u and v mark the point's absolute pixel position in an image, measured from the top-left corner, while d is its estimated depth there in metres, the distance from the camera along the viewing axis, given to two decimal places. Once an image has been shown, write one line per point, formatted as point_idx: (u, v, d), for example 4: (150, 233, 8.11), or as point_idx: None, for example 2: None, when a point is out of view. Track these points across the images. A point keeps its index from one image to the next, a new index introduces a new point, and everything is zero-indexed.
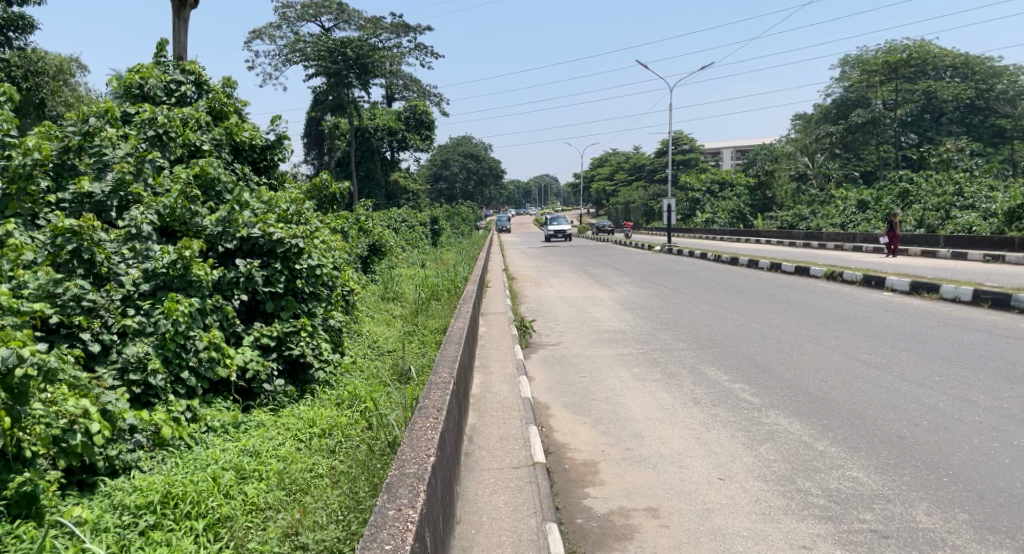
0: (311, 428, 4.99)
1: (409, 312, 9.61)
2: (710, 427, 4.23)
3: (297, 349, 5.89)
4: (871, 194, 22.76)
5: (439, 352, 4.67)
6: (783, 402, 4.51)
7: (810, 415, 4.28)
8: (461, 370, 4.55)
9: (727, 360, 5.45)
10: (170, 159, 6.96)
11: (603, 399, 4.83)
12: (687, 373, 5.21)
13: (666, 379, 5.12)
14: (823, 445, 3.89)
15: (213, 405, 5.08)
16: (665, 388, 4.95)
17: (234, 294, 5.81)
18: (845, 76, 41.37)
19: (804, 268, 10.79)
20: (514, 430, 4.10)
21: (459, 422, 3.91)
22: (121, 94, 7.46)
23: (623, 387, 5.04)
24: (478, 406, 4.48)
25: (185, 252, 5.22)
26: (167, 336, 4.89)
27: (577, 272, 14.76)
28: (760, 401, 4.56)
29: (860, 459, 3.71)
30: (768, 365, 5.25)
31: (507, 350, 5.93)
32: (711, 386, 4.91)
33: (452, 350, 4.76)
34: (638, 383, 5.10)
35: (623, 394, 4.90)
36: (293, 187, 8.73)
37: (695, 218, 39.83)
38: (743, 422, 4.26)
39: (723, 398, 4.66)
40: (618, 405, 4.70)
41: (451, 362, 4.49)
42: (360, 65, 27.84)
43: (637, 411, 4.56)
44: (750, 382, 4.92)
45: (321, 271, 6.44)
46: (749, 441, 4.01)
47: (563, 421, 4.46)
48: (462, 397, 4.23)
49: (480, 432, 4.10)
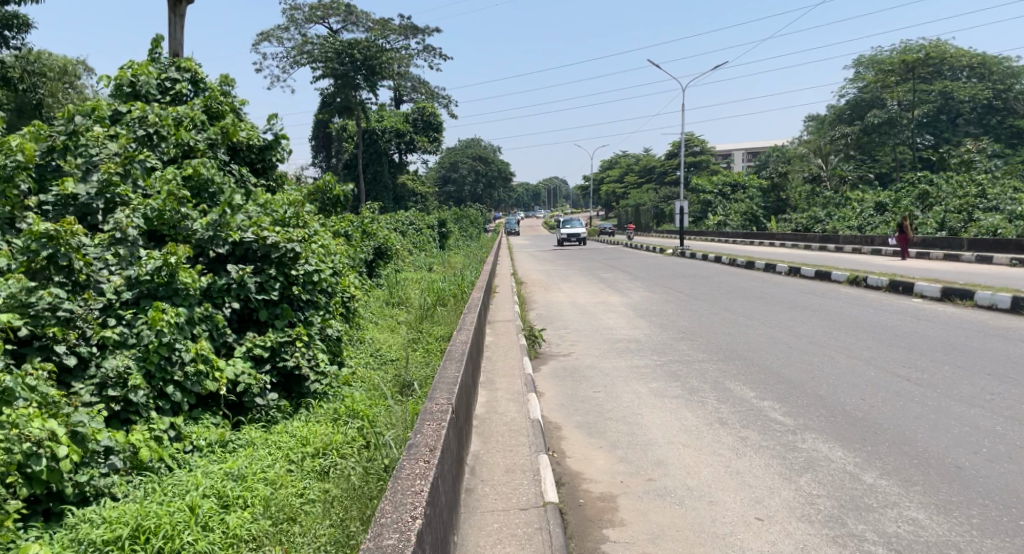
0: (303, 447, 4.64)
1: (414, 318, 9.27)
2: (741, 453, 3.85)
3: (292, 360, 5.56)
4: (889, 195, 22.27)
5: (437, 372, 4.31)
6: (818, 424, 4.13)
7: (851, 440, 3.91)
8: (464, 390, 4.20)
9: (752, 374, 5.07)
10: (163, 159, 6.63)
11: (619, 419, 4.46)
12: (710, 389, 4.84)
13: (687, 396, 4.74)
14: (871, 478, 3.51)
15: (200, 422, 4.74)
16: (687, 406, 4.58)
17: (225, 302, 5.46)
18: (860, 77, 40.82)
19: (825, 273, 10.40)
20: (522, 460, 3.73)
21: (459, 456, 3.55)
22: (113, 93, 7.15)
23: (641, 405, 4.66)
24: (482, 430, 4.12)
25: (170, 258, 4.87)
26: (150, 348, 4.54)
27: (588, 276, 14.40)
28: (793, 423, 4.18)
29: (917, 496, 3.33)
30: (797, 379, 4.86)
31: (515, 362, 5.57)
32: (737, 404, 4.53)
33: (455, 368, 4.40)
34: (657, 400, 4.72)
35: (642, 413, 4.53)
36: (294, 189, 8.40)
37: (708, 221, 39.37)
38: (778, 448, 3.88)
39: (752, 418, 4.28)
40: (636, 426, 4.33)
41: (451, 382, 4.13)
42: (368, 66, 27.53)
43: (658, 434, 4.18)
44: (779, 399, 4.54)
45: (319, 277, 6.10)
46: (786, 472, 3.63)
47: (577, 446, 4.09)
48: (464, 424, 3.87)
49: (483, 462, 3.73)
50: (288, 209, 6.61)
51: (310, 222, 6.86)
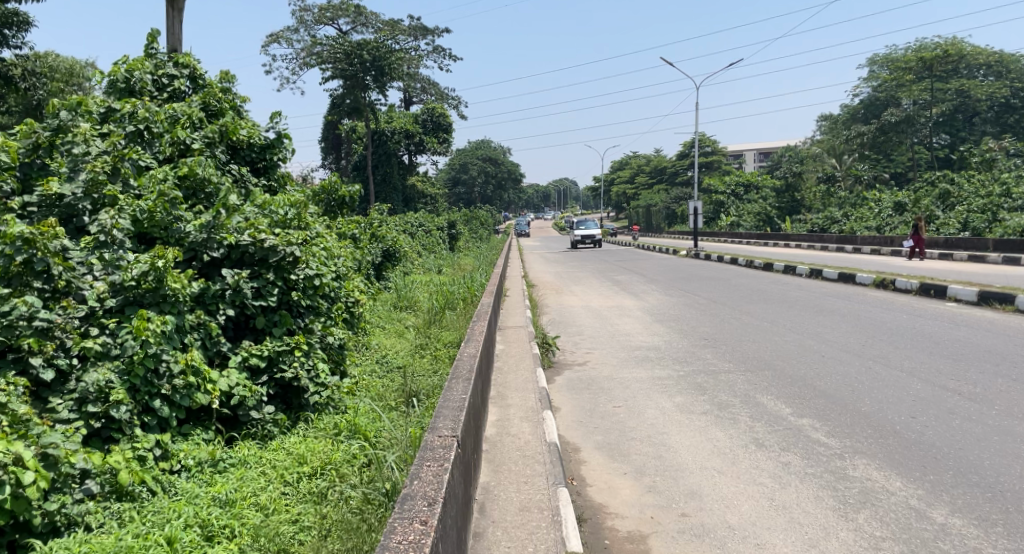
0: (300, 466, 4.30)
1: (422, 323, 8.91)
2: (785, 483, 3.49)
3: (290, 371, 5.21)
4: (908, 195, 21.77)
5: (441, 394, 3.94)
6: (867, 448, 3.77)
7: (910, 468, 3.53)
8: (472, 412, 3.83)
9: (785, 386, 4.71)
10: (157, 159, 6.33)
11: (644, 439, 4.11)
12: (742, 405, 4.47)
13: (717, 413, 4.38)
14: (941, 515, 3.13)
15: (190, 439, 4.41)
16: (717, 424, 4.22)
17: (219, 309, 5.14)
18: (875, 76, 40.26)
19: (849, 275, 9.99)
20: (538, 494, 3.35)
21: (466, 494, 3.17)
22: (107, 89, 6.85)
23: (666, 423, 4.31)
24: (493, 457, 3.75)
25: (158, 261, 4.51)
26: (134, 360, 4.20)
27: (601, 279, 14.02)
28: (838, 446, 3.81)
29: (998, 539, 2.94)
30: (836, 394, 4.49)
31: (528, 374, 5.22)
32: (774, 422, 4.17)
33: (461, 388, 4.03)
34: (684, 417, 4.36)
35: (668, 432, 4.17)
36: (297, 189, 8.06)
37: (721, 222, 38.89)
38: (825, 478, 3.51)
39: (792, 440, 3.92)
40: (664, 448, 3.97)
41: (457, 406, 3.77)
42: (377, 67, 27.22)
43: (689, 458, 3.82)
44: (820, 417, 4.18)
45: (320, 282, 5.76)
46: (839, 506, 3.26)
47: (599, 473, 3.74)
48: (471, 453, 3.50)
49: (494, 497, 3.36)
50: (289, 209, 6.27)
51: (311, 223, 6.52)
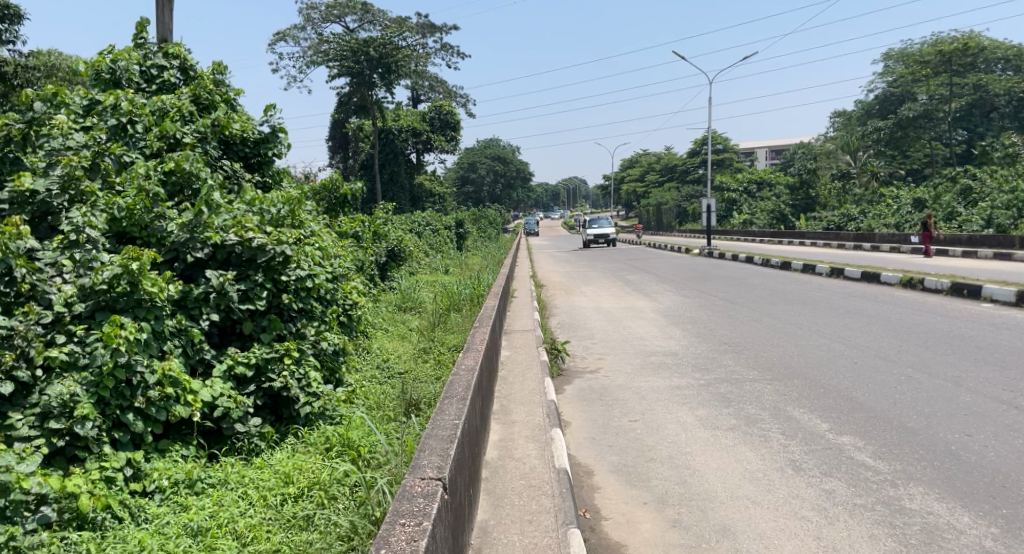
0: (285, 487, 3.92)
1: (425, 325, 8.52)
2: (831, 517, 3.09)
3: (279, 380, 4.81)
4: (928, 192, 21.19)
5: (433, 417, 3.55)
6: (921, 474, 3.38)
7: (974, 499, 3.14)
8: (467, 439, 3.42)
9: (819, 398, 4.31)
10: (142, 153, 5.98)
11: (664, 460, 3.72)
12: (772, 419, 4.08)
13: (746, 429, 3.98)
14: None
15: (167, 455, 4.06)
16: (746, 442, 3.83)
17: (202, 314, 4.77)
18: (890, 71, 39.60)
19: (873, 274, 9.56)
20: (541, 536, 2.96)
21: (456, 544, 2.77)
22: (90, 81, 6.49)
23: (690, 441, 3.91)
24: (491, 488, 3.36)
25: (131, 263, 4.14)
26: (104, 371, 3.83)
27: (613, 279, 13.59)
28: (888, 471, 3.42)
29: None
30: (877, 407, 4.10)
31: (535, 384, 4.83)
32: (810, 441, 3.77)
33: (454, 410, 3.61)
34: (709, 434, 3.97)
35: (692, 452, 3.78)
36: (293, 185, 7.69)
37: (733, 220, 38.28)
38: (878, 512, 3.11)
39: (833, 465, 3.52)
40: (688, 472, 3.58)
41: (449, 433, 3.35)
42: (384, 64, 26.86)
43: (718, 485, 3.43)
44: (862, 435, 3.79)
45: (313, 283, 5.38)
46: (899, 548, 2.86)
47: (617, 505, 3.34)
48: (465, 490, 3.10)
49: (491, 539, 2.97)
50: (282, 207, 5.91)
51: (306, 221, 6.14)
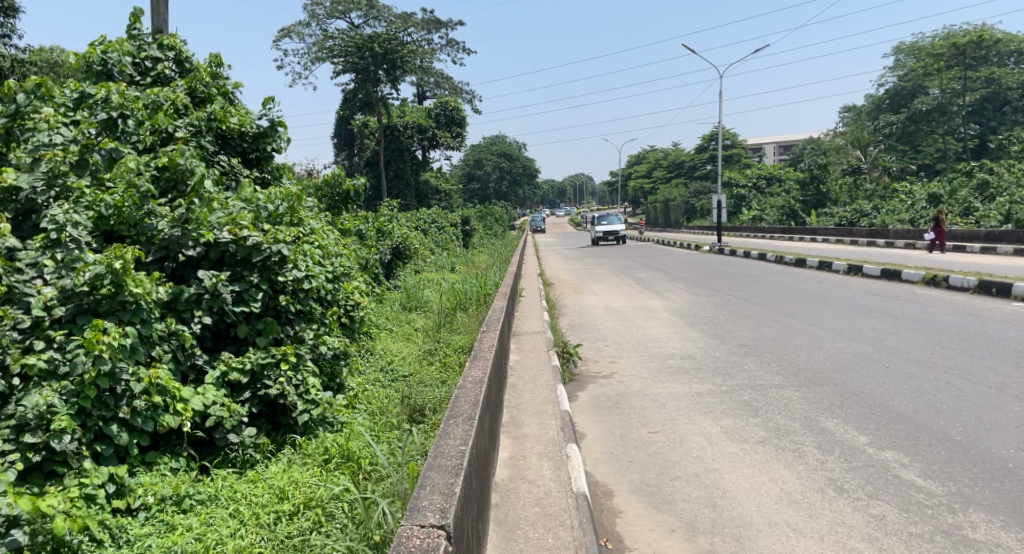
0: (279, 504, 3.66)
1: (431, 326, 8.24)
2: (885, 548, 2.82)
3: (275, 387, 4.55)
4: (942, 186, 20.79)
5: (437, 439, 3.26)
6: (980, 496, 3.12)
7: None
8: (473, 466, 3.13)
9: (854, 407, 4.06)
10: (135, 149, 5.72)
11: (691, 479, 3.47)
12: (805, 432, 3.82)
13: (778, 444, 3.72)
14: None
15: (153, 469, 3.80)
16: (780, 459, 3.58)
17: (193, 317, 4.51)
18: (901, 65, 39.14)
19: (893, 272, 9.28)
20: None
21: None
22: (81, 73, 6.23)
23: (716, 457, 3.66)
24: (501, 517, 3.08)
25: (115, 262, 3.87)
26: (85, 380, 3.57)
27: (622, 277, 13.31)
28: (943, 494, 3.16)
29: None
30: (919, 418, 3.86)
31: (547, 393, 4.56)
32: (850, 458, 3.53)
33: (460, 434, 3.32)
34: (737, 450, 3.70)
35: (720, 470, 3.52)
36: (293, 182, 7.42)
37: (742, 216, 37.83)
38: (937, 542, 2.85)
39: (880, 486, 3.26)
40: (718, 493, 3.33)
41: (453, 461, 3.07)
42: (389, 60, 26.56)
43: (752, 509, 3.17)
44: (906, 450, 3.56)
45: (311, 285, 5.11)
46: None
47: (644, 533, 3.08)
48: (472, 527, 2.81)
49: None
50: (280, 203, 5.63)
51: (305, 218, 5.87)
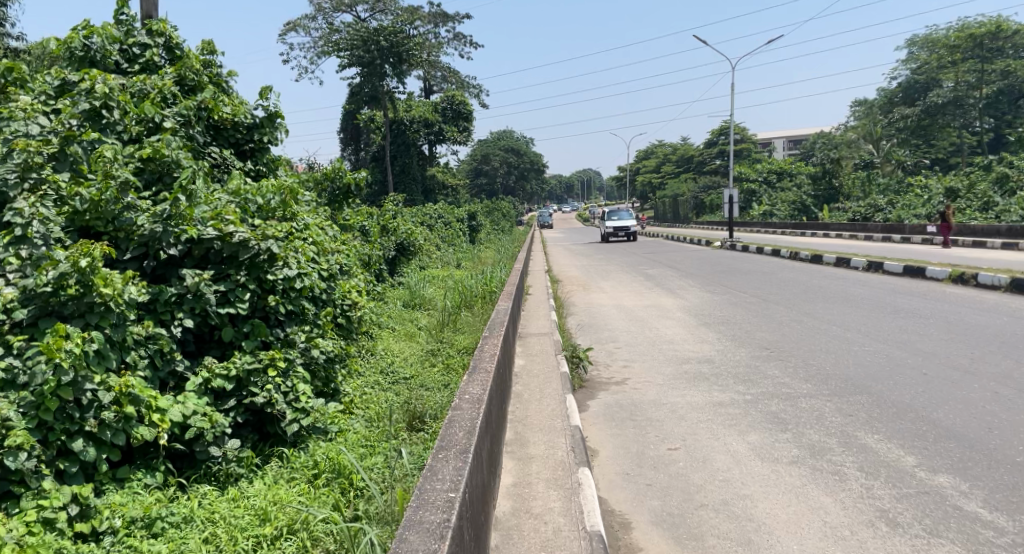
0: (259, 526, 3.32)
1: (434, 324, 7.88)
2: None
3: (262, 394, 4.21)
4: (959, 180, 20.29)
5: (427, 475, 2.88)
6: None
7: None
8: (469, 508, 2.76)
9: (897, 423, 3.74)
10: (121, 140, 5.24)
11: (719, 508, 3.16)
12: (846, 454, 3.49)
13: (815, 468, 3.39)
14: None
15: (125, 487, 3.48)
16: (818, 484, 3.26)
17: (174, 319, 4.18)
18: (915, 58, 38.53)
19: (917, 269, 8.91)
20: None
21: None
22: (63, 59, 5.90)
23: (746, 483, 3.33)
24: None
25: (82, 261, 3.53)
26: (45, 391, 3.25)
27: (631, 273, 12.96)
28: (1014, 529, 2.82)
29: None
30: (972, 436, 3.54)
31: (556, 405, 4.23)
32: (899, 483, 3.20)
33: (453, 468, 2.93)
34: (769, 475, 3.38)
35: (751, 499, 3.19)
36: (289, 175, 7.08)
37: (753, 211, 37.34)
38: None
39: (938, 520, 2.92)
40: (751, 526, 3.00)
41: (445, 502, 2.69)
42: (396, 53, 26.17)
43: (794, 546, 2.84)
44: (962, 474, 3.23)
45: (303, 284, 4.77)
46: None
47: None
48: None
49: None
50: (273, 197, 5.29)
51: (299, 213, 5.53)
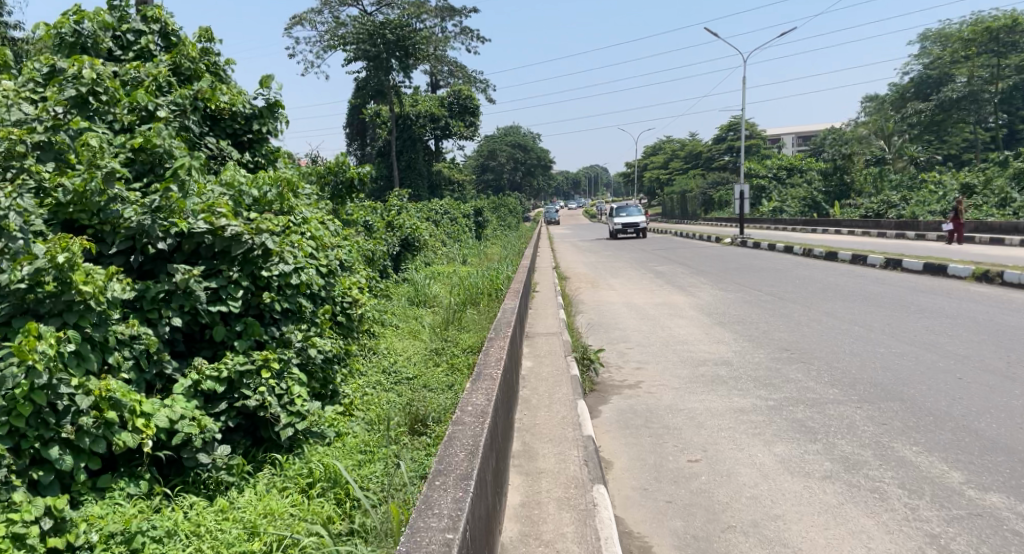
0: (247, 541, 3.08)
1: (439, 322, 7.64)
2: None
3: (255, 397, 3.97)
4: (976, 176, 19.94)
5: (424, 507, 2.62)
6: None
7: None
8: (469, 546, 2.49)
9: (938, 437, 3.55)
10: (111, 130, 5.01)
11: (748, 530, 2.94)
12: (886, 472, 3.28)
13: (852, 487, 3.18)
14: None
15: (105, 497, 3.26)
16: (856, 504, 3.06)
17: (162, 317, 3.95)
18: (927, 53, 38.09)
19: (937, 266, 8.67)
20: None
21: None
22: (53, 46, 5.66)
23: (776, 502, 3.12)
24: None
25: (59, 256, 3.31)
26: (17, 395, 3.02)
27: (641, 270, 12.72)
28: None
29: None
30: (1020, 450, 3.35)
31: (565, 413, 4.01)
32: (947, 504, 3.00)
33: (452, 496, 2.67)
34: (802, 494, 3.17)
35: (785, 521, 2.98)
36: (288, 167, 6.84)
37: (762, 207, 36.96)
38: None
39: (993, 544, 2.72)
40: (786, 551, 2.78)
41: (442, 543, 2.41)
42: (402, 47, 25.90)
43: None
44: (1015, 493, 3.03)
45: (299, 280, 4.54)
46: None
47: None
48: None
49: None
50: (269, 190, 5.05)
51: (297, 206, 5.29)
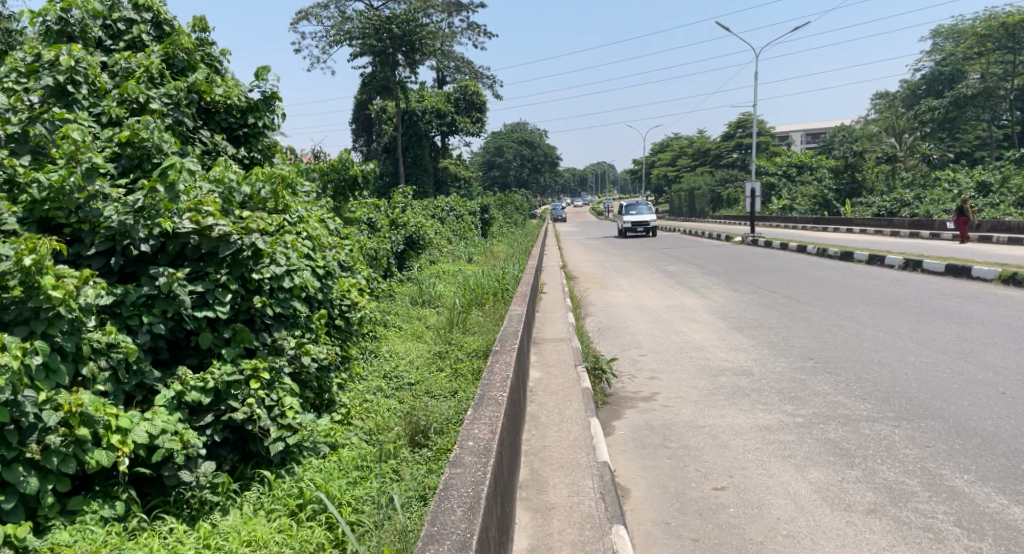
0: None
1: (444, 322, 7.37)
2: None
3: (242, 410, 3.68)
4: (992, 174, 19.59)
5: None
6: None
7: None
8: None
9: (989, 464, 3.30)
10: (96, 122, 4.74)
11: None
12: (936, 506, 3.04)
13: (902, 524, 2.93)
14: None
15: (75, 521, 2.99)
16: (908, 544, 2.80)
17: (143, 324, 3.68)
18: (939, 50, 37.68)
19: (960, 268, 8.39)
20: None
21: None
22: (38, 35, 5.39)
23: (815, 541, 2.87)
24: None
25: (25, 258, 3.04)
26: None
27: (650, 270, 12.46)
28: None
29: None
30: None
31: (577, 434, 3.75)
32: (1011, 545, 2.74)
33: None
34: (844, 531, 2.92)
35: None
36: (286, 162, 6.56)
37: (772, 205, 36.57)
38: None
39: None
40: None
41: None
42: (408, 42, 25.57)
43: None
44: None
45: (293, 282, 4.26)
46: None
47: None
48: None
49: None
50: (262, 187, 4.76)
51: (293, 204, 5.02)
